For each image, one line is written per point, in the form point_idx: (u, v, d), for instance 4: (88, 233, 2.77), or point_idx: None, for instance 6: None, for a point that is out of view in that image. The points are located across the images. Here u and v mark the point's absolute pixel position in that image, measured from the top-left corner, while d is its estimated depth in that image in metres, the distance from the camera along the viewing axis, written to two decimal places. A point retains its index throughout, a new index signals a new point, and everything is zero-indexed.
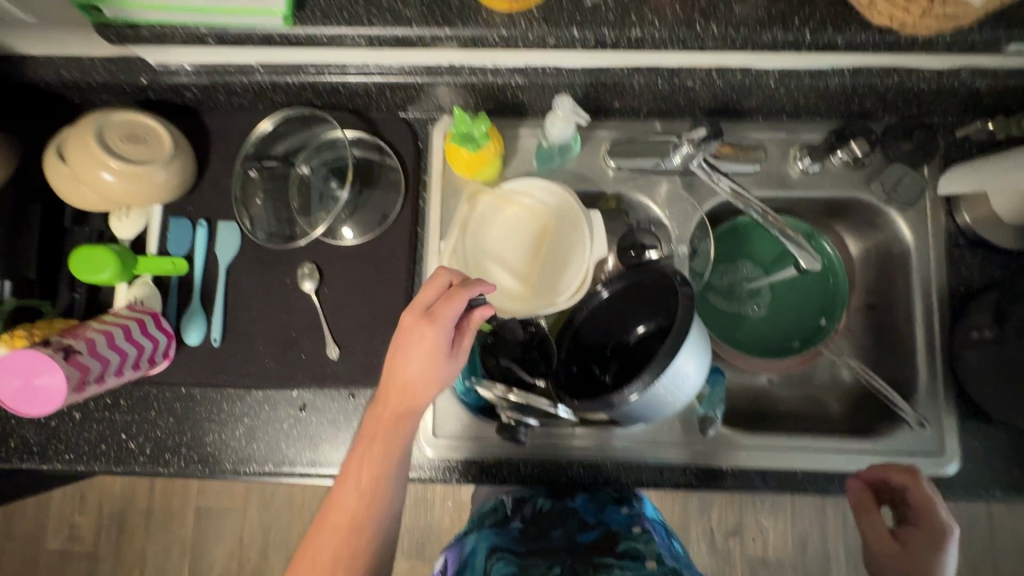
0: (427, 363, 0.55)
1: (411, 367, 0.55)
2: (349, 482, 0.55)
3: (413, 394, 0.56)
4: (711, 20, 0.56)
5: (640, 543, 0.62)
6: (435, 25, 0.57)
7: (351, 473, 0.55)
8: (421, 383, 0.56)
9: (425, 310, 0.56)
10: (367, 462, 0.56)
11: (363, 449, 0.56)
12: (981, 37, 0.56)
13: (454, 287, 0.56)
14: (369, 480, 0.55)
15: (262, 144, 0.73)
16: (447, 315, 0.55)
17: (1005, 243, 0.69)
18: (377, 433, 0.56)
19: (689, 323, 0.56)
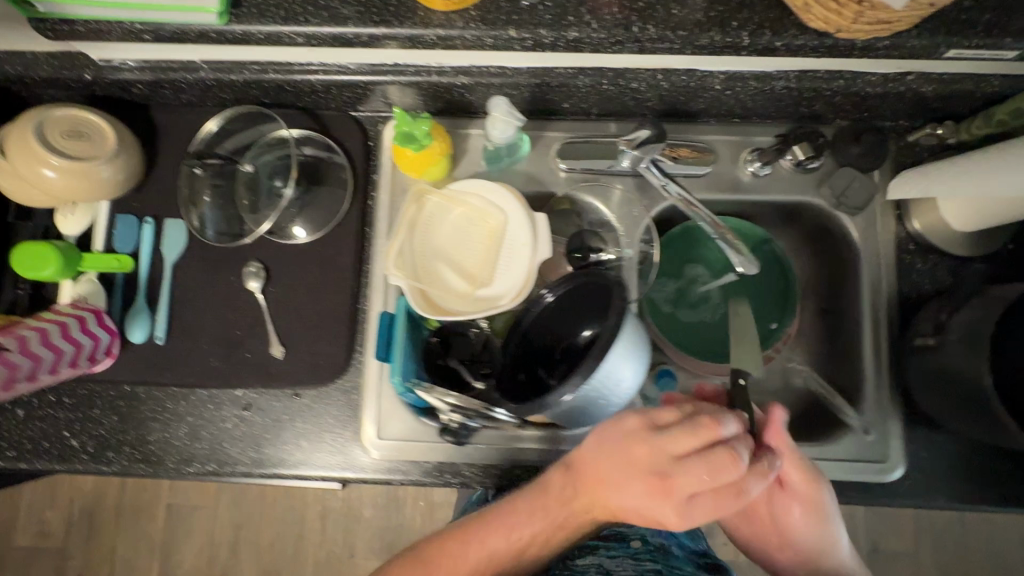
0: (621, 476, 0.53)
1: (630, 479, 0.53)
2: (495, 540, 0.58)
3: (621, 496, 0.54)
4: (649, 22, 0.56)
5: (626, 526, 0.68)
6: (372, 24, 0.56)
7: (501, 538, 0.58)
8: (632, 516, 0.54)
9: (675, 457, 0.52)
10: (502, 531, 0.58)
11: (541, 507, 0.58)
12: (921, 42, 0.55)
13: (717, 449, 0.51)
14: (523, 545, 0.58)
15: (208, 143, 0.72)
16: (690, 477, 0.51)
17: (955, 249, 0.69)
18: (561, 502, 0.57)
19: (622, 324, 0.57)
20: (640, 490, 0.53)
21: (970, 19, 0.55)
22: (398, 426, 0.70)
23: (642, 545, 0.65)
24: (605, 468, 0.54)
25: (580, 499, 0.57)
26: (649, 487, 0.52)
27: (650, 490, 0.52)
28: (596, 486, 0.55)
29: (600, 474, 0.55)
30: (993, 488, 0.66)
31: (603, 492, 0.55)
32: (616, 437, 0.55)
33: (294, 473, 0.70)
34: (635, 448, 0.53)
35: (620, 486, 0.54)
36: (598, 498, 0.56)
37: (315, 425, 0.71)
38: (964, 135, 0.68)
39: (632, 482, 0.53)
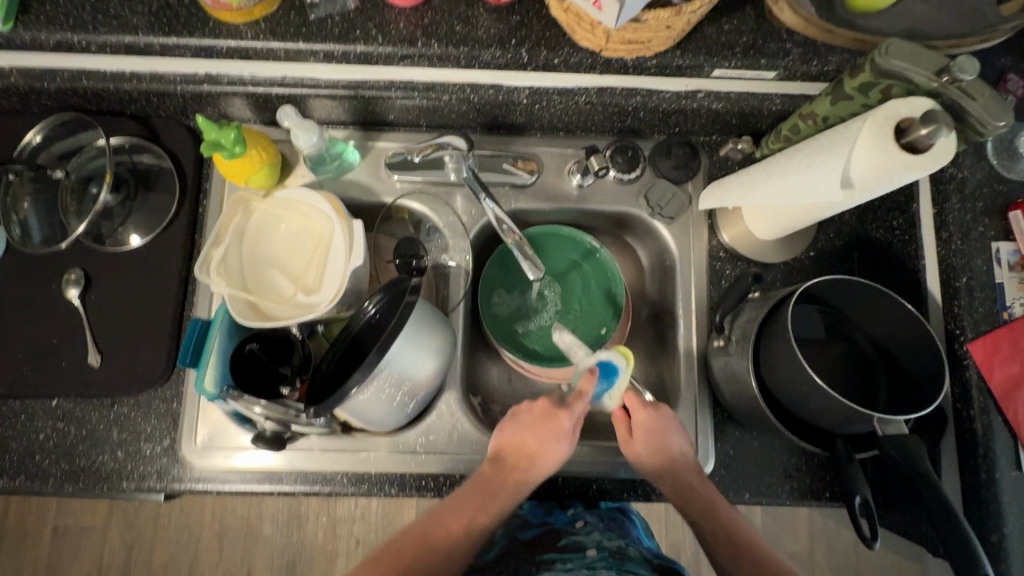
0: (528, 439, 0.62)
1: (543, 437, 0.62)
2: (448, 524, 0.58)
3: (529, 464, 0.62)
4: (432, 38, 0.60)
5: (581, 535, 0.68)
6: (162, 34, 0.59)
7: (456, 518, 0.58)
8: (534, 467, 0.61)
9: (560, 423, 0.63)
10: (459, 516, 0.59)
11: (473, 492, 0.60)
12: (684, 61, 0.61)
13: (561, 411, 0.63)
14: (465, 530, 0.58)
15: (31, 154, 0.71)
16: (562, 432, 0.62)
17: (766, 257, 0.70)
18: (494, 485, 0.61)
19: (403, 325, 0.59)
20: (550, 444, 0.62)
21: (729, 41, 0.60)
22: (223, 433, 0.70)
23: (597, 552, 0.64)
24: (519, 442, 0.62)
25: (507, 481, 0.61)
26: (547, 438, 0.62)
27: (557, 440, 0.62)
28: (517, 460, 0.62)
29: (520, 446, 0.62)
30: (792, 483, 0.69)
31: (523, 464, 0.61)
32: (550, 413, 0.63)
33: (106, 485, 0.68)
34: (541, 414, 0.63)
35: (533, 451, 0.62)
36: (516, 476, 0.61)
37: (132, 435, 0.69)
38: (765, 151, 0.71)
39: (543, 438, 0.62)
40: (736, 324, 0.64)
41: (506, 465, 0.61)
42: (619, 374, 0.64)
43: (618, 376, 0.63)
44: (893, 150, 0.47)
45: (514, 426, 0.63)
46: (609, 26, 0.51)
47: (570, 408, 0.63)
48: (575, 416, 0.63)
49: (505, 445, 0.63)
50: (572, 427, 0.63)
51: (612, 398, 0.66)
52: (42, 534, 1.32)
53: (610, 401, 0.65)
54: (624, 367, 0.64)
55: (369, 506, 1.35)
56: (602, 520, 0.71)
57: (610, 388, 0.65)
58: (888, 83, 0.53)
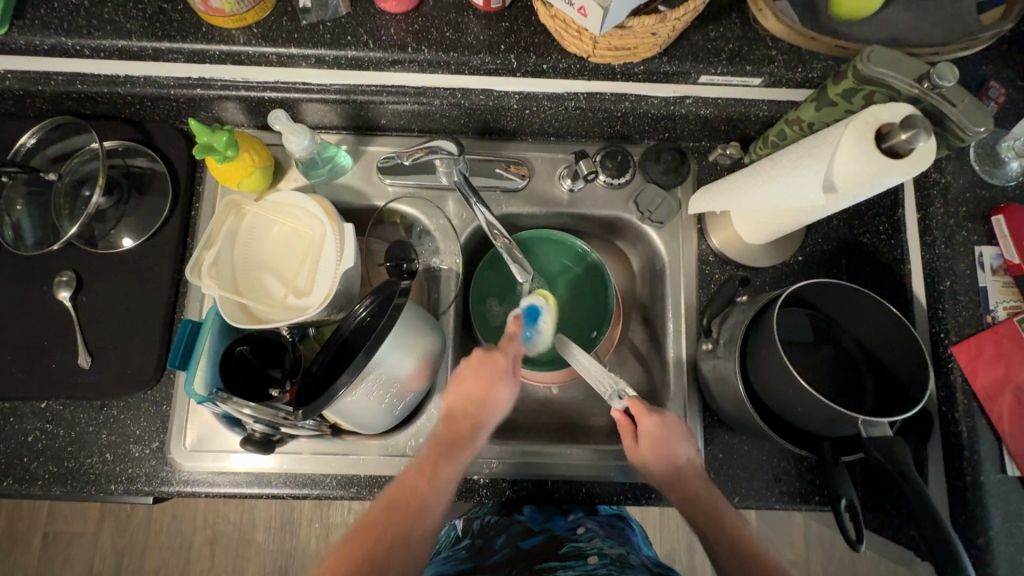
0: (472, 385, 0.61)
1: (485, 383, 0.62)
2: (413, 482, 0.58)
3: (480, 408, 0.61)
4: (423, 44, 0.61)
5: (582, 541, 0.68)
6: (156, 39, 0.60)
7: (420, 476, 0.58)
8: (481, 411, 0.61)
9: (494, 366, 0.62)
10: (426, 470, 0.58)
11: (433, 449, 0.60)
12: (671, 68, 0.62)
13: (495, 351, 0.63)
14: (431, 481, 0.58)
15: (25, 157, 0.71)
16: (503, 375, 0.62)
17: (754, 261, 0.71)
18: (451, 438, 0.60)
19: (391, 327, 0.59)
20: (492, 388, 0.61)
21: (715, 48, 0.61)
22: (212, 435, 0.70)
23: (598, 559, 0.64)
24: (464, 393, 0.61)
25: (462, 431, 0.60)
26: (489, 382, 0.62)
27: (497, 381, 0.62)
28: (467, 412, 0.61)
29: (466, 397, 0.61)
30: (781, 487, 0.69)
31: (471, 410, 0.61)
32: (480, 359, 0.63)
33: (94, 487, 0.68)
34: (473, 365, 0.63)
35: (478, 398, 0.61)
36: (471, 422, 0.61)
37: (121, 437, 0.69)
38: (754, 156, 0.71)
39: (484, 384, 0.61)
40: (724, 328, 0.64)
41: (458, 415, 0.61)
42: (542, 315, 0.73)
43: (542, 313, 0.73)
44: (874, 155, 0.47)
45: (453, 385, 0.62)
46: (594, 32, 0.51)
47: (504, 348, 0.65)
48: (511, 357, 0.64)
49: (451, 401, 0.62)
50: (511, 367, 0.63)
51: (543, 335, 0.74)
52: (33, 539, 1.31)
53: (541, 337, 0.74)
54: (543, 305, 0.74)
55: (362, 511, 1.34)
56: (602, 528, 0.72)
57: (540, 320, 0.73)
58: (871, 91, 0.54)
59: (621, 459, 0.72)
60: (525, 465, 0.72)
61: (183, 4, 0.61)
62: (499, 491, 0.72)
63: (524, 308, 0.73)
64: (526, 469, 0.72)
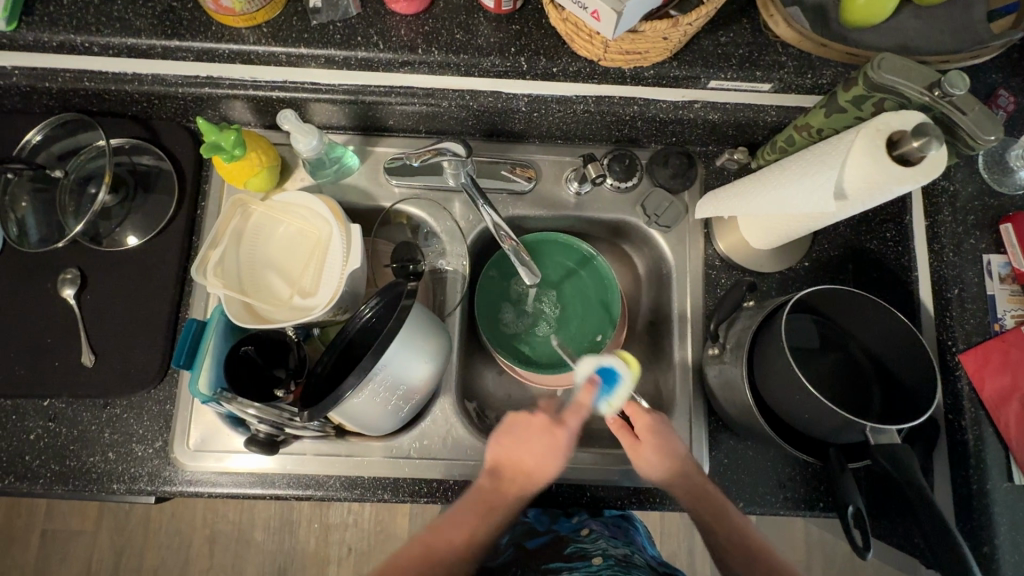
0: (524, 454, 0.61)
1: (540, 455, 0.61)
2: (449, 534, 0.59)
3: (529, 480, 0.61)
4: (433, 45, 0.61)
5: (587, 542, 0.68)
6: (165, 36, 0.60)
7: (458, 530, 0.59)
8: (535, 473, 0.60)
9: (552, 431, 0.61)
10: (462, 528, 0.59)
11: (473, 505, 0.60)
12: (681, 72, 0.62)
13: (558, 426, 0.62)
14: (467, 539, 0.59)
15: (30, 154, 0.71)
16: (562, 450, 0.61)
17: (761, 267, 0.71)
18: (494, 498, 0.60)
19: (398, 331, 0.59)
20: (545, 461, 0.61)
21: (725, 53, 0.61)
22: (216, 435, 0.69)
23: (604, 560, 0.64)
24: (518, 457, 0.61)
25: (504, 496, 0.60)
26: (547, 457, 0.61)
27: (553, 457, 0.61)
28: (515, 474, 0.61)
29: (520, 464, 0.61)
30: (787, 493, 0.69)
31: (522, 481, 0.61)
32: (535, 430, 0.62)
33: (97, 486, 0.67)
34: (536, 429, 0.62)
35: (530, 468, 0.60)
36: (519, 489, 0.60)
37: (124, 436, 0.69)
38: (761, 161, 0.71)
39: (539, 454, 0.61)
40: (731, 333, 0.64)
41: (505, 477, 0.61)
42: (621, 382, 0.63)
43: (620, 384, 0.63)
44: (885, 161, 0.47)
45: (505, 439, 0.62)
46: (607, 36, 0.51)
47: (567, 422, 0.62)
48: (572, 431, 0.62)
49: (500, 458, 0.61)
50: (569, 444, 0.62)
51: (612, 407, 0.63)
52: (30, 538, 1.31)
53: (612, 408, 0.63)
54: (626, 375, 0.63)
55: (362, 513, 1.34)
56: (607, 527, 0.72)
57: (615, 391, 0.63)
58: (881, 98, 0.54)
59: (626, 463, 0.72)
60: None
61: (193, 3, 0.61)
62: None
63: (599, 368, 0.64)
64: None
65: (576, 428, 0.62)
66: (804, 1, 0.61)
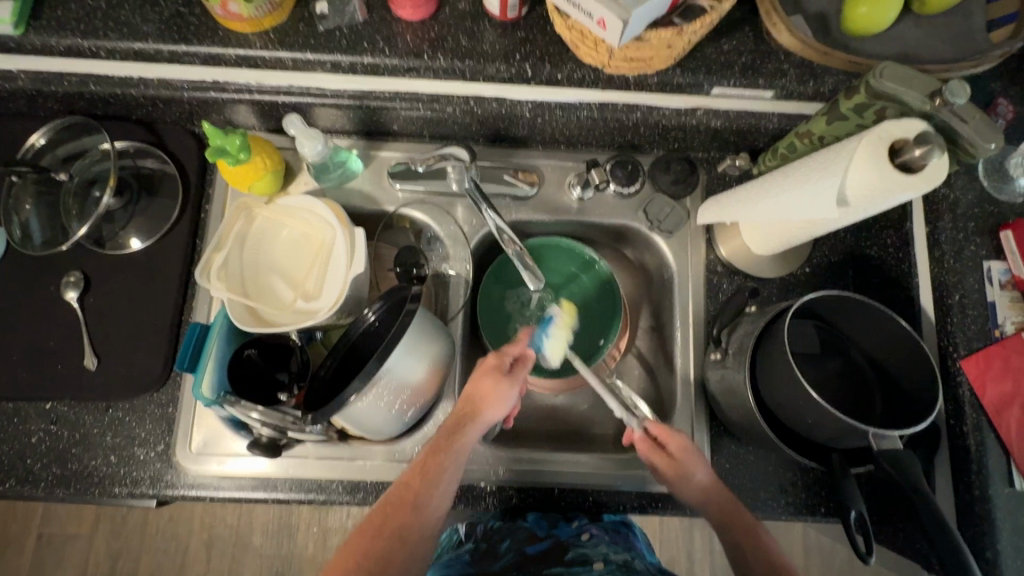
0: (466, 388, 0.61)
1: (482, 387, 0.60)
2: (408, 482, 0.57)
3: (476, 414, 0.59)
4: (439, 52, 0.62)
5: (588, 547, 0.68)
6: (172, 41, 0.60)
7: (417, 477, 0.57)
8: (480, 406, 0.60)
9: (488, 363, 0.62)
10: (420, 474, 0.57)
11: (429, 450, 0.59)
12: (684, 79, 0.62)
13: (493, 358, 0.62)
14: (426, 483, 0.57)
15: (35, 157, 0.71)
16: (501, 378, 0.61)
17: (763, 272, 0.71)
18: (448, 439, 0.59)
19: (402, 335, 0.59)
20: (487, 390, 0.60)
21: (727, 61, 0.62)
22: (218, 439, 0.69)
23: (605, 565, 0.65)
24: (461, 394, 0.61)
25: (457, 436, 0.59)
26: (486, 388, 0.60)
27: (493, 387, 0.60)
28: (464, 412, 0.60)
29: (464, 401, 0.60)
30: (789, 498, 0.69)
31: (468, 417, 0.59)
32: (475, 366, 0.62)
33: (98, 490, 0.67)
34: (477, 367, 0.62)
35: (474, 402, 0.60)
36: (467, 425, 0.59)
37: (126, 440, 0.69)
38: (762, 168, 0.72)
39: (480, 387, 0.60)
40: (733, 338, 0.65)
41: (454, 417, 0.60)
42: (554, 321, 0.73)
43: (552, 318, 0.73)
44: (889, 170, 0.47)
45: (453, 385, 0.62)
46: (613, 43, 0.52)
47: (506, 354, 0.63)
48: (511, 362, 0.62)
49: (451, 402, 0.61)
50: (509, 371, 0.62)
51: (554, 340, 0.71)
52: (27, 542, 1.30)
53: (553, 339, 0.71)
54: (557, 314, 0.74)
55: (360, 517, 1.33)
56: (607, 532, 0.71)
57: (552, 324, 0.72)
58: (883, 105, 0.54)
59: (628, 468, 0.72)
60: (534, 472, 0.71)
61: (201, 8, 0.61)
62: (504, 498, 0.72)
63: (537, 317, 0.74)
64: (533, 475, 0.72)
65: (518, 355, 0.63)
66: (806, 10, 0.61)
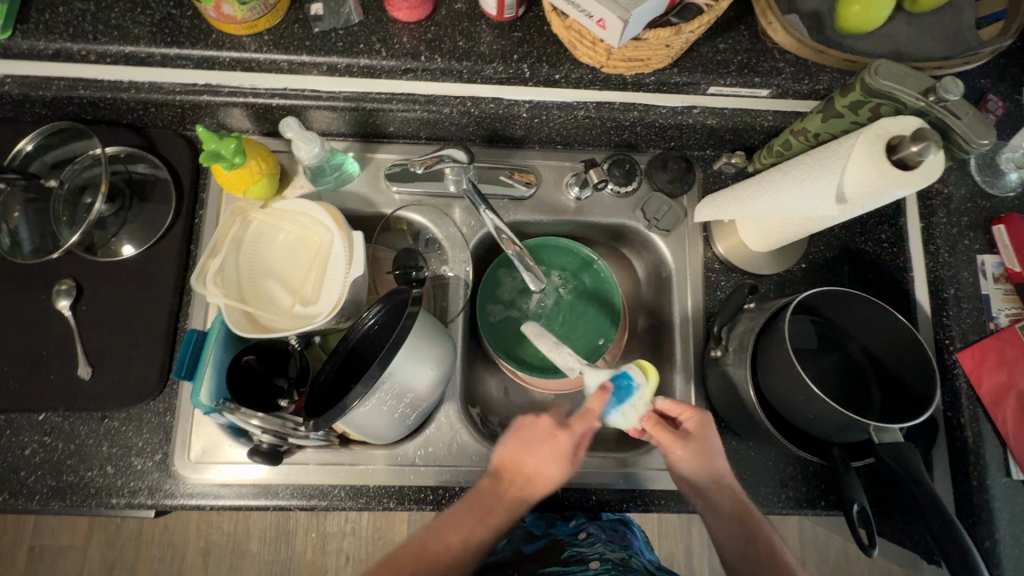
0: (526, 453, 0.59)
1: (543, 459, 0.58)
2: (445, 535, 0.57)
3: (529, 482, 0.58)
4: (436, 53, 0.61)
5: (584, 545, 0.68)
6: (164, 44, 0.60)
7: (451, 534, 0.57)
8: (539, 475, 0.58)
9: (560, 424, 0.59)
10: (453, 531, 0.57)
11: (471, 507, 0.58)
12: (681, 79, 0.63)
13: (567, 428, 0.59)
14: (462, 544, 0.56)
15: (23, 163, 0.69)
16: (568, 444, 0.58)
17: (761, 269, 0.72)
18: (493, 499, 0.58)
19: (405, 338, 0.59)
20: (549, 464, 0.58)
21: (724, 60, 0.63)
22: (217, 447, 0.68)
23: (601, 563, 0.64)
24: (520, 458, 0.59)
25: (505, 497, 0.58)
26: (549, 459, 0.58)
27: (556, 462, 0.58)
28: (516, 477, 0.59)
29: (518, 464, 0.59)
30: (790, 492, 0.70)
31: (520, 483, 0.59)
32: (536, 431, 0.59)
33: (95, 501, 0.66)
34: (539, 431, 0.59)
35: (532, 471, 0.58)
36: (517, 491, 0.58)
37: (122, 449, 0.67)
38: (758, 165, 0.72)
39: (543, 459, 0.58)
40: (733, 335, 0.65)
41: (505, 480, 0.59)
42: (637, 390, 0.60)
43: (636, 391, 0.60)
44: (885, 167, 0.48)
45: (513, 441, 0.60)
46: (612, 44, 0.52)
47: (573, 426, 0.59)
48: (578, 436, 0.59)
49: (504, 459, 0.59)
50: (574, 447, 0.59)
51: (625, 418, 0.60)
52: (18, 554, 1.28)
53: (625, 419, 0.60)
54: (643, 385, 0.60)
55: (359, 521, 1.32)
56: (605, 530, 0.72)
57: (630, 400, 0.60)
58: (877, 103, 0.54)
59: (630, 466, 0.72)
60: None
61: (193, 10, 0.60)
62: None
63: (617, 375, 0.61)
64: None
65: (586, 433, 0.59)
66: (800, 8, 0.62)
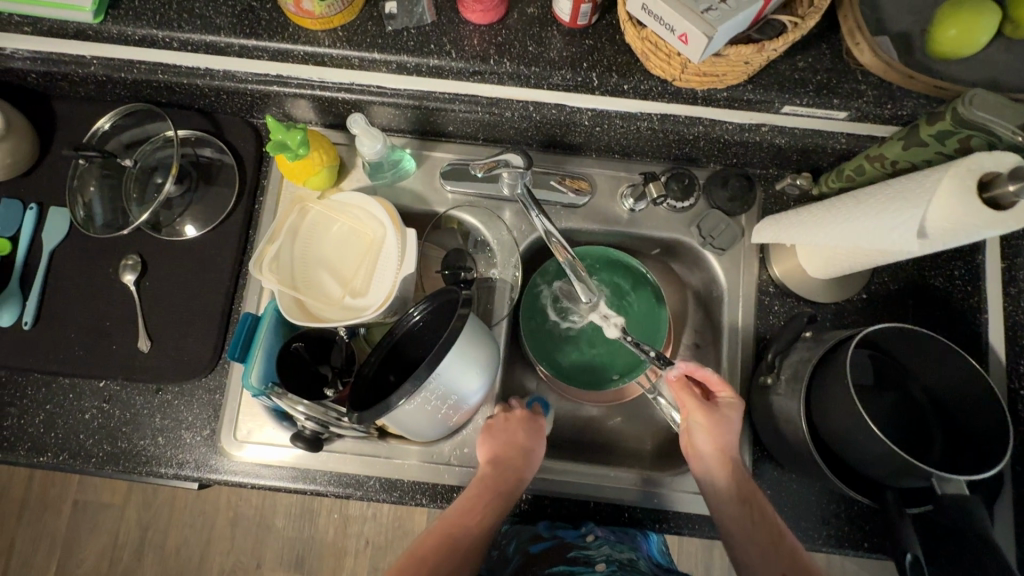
0: (513, 437, 0.63)
1: (529, 436, 0.64)
2: (454, 522, 0.59)
3: (522, 458, 0.62)
4: (505, 56, 0.61)
5: (592, 548, 0.67)
6: (241, 35, 0.61)
7: (463, 516, 0.59)
8: (524, 452, 0.63)
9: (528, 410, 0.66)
10: (463, 514, 0.59)
11: (472, 493, 0.61)
12: (755, 96, 0.60)
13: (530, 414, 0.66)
14: (473, 525, 0.58)
15: (100, 141, 0.72)
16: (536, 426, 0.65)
17: (818, 297, 0.69)
18: (492, 482, 0.61)
19: (455, 339, 0.59)
20: (531, 440, 0.64)
21: (802, 78, 0.60)
22: (261, 427, 0.70)
23: (607, 567, 0.64)
24: (506, 442, 0.63)
25: (504, 478, 0.61)
26: (530, 435, 0.64)
27: (536, 436, 0.64)
28: (508, 457, 0.62)
29: (509, 444, 0.63)
30: (830, 530, 0.67)
31: (515, 461, 0.62)
32: (499, 425, 0.64)
33: (146, 469, 0.69)
34: (515, 419, 0.65)
35: (520, 450, 0.63)
36: (513, 472, 0.62)
37: (174, 422, 0.70)
38: (825, 188, 0.70)
39: (524, 436, 0.64)
40: (786, 363, 0.63)
41: (501, 463, 0.62)
42: None
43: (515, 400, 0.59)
44: (975, 206, 0.45)
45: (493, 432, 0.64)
46: (691, 58, 0.51)
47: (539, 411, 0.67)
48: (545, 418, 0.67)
49: (491, 449, 0.63)
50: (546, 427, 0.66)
51: None
52: (62, 506, 1.35)
53: None
54: None
55: (381, 507, 1.35)
56: (612, 532, 0.70)
57: None
58: (969, 134, 0.51)
59: (666, 487, 0.71)
60: (568, 484, 0.71)
61: (273, 3, 0.62)
62: (537, 503, 0.71)
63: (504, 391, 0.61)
64: (566, 486, 0.71)
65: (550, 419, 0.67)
66: (888, 29, 0.59)
